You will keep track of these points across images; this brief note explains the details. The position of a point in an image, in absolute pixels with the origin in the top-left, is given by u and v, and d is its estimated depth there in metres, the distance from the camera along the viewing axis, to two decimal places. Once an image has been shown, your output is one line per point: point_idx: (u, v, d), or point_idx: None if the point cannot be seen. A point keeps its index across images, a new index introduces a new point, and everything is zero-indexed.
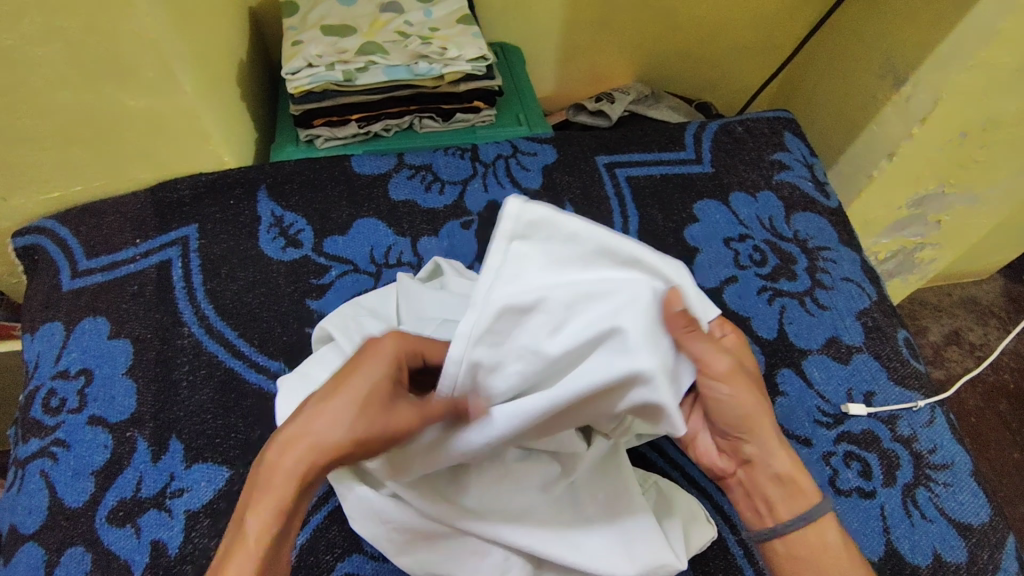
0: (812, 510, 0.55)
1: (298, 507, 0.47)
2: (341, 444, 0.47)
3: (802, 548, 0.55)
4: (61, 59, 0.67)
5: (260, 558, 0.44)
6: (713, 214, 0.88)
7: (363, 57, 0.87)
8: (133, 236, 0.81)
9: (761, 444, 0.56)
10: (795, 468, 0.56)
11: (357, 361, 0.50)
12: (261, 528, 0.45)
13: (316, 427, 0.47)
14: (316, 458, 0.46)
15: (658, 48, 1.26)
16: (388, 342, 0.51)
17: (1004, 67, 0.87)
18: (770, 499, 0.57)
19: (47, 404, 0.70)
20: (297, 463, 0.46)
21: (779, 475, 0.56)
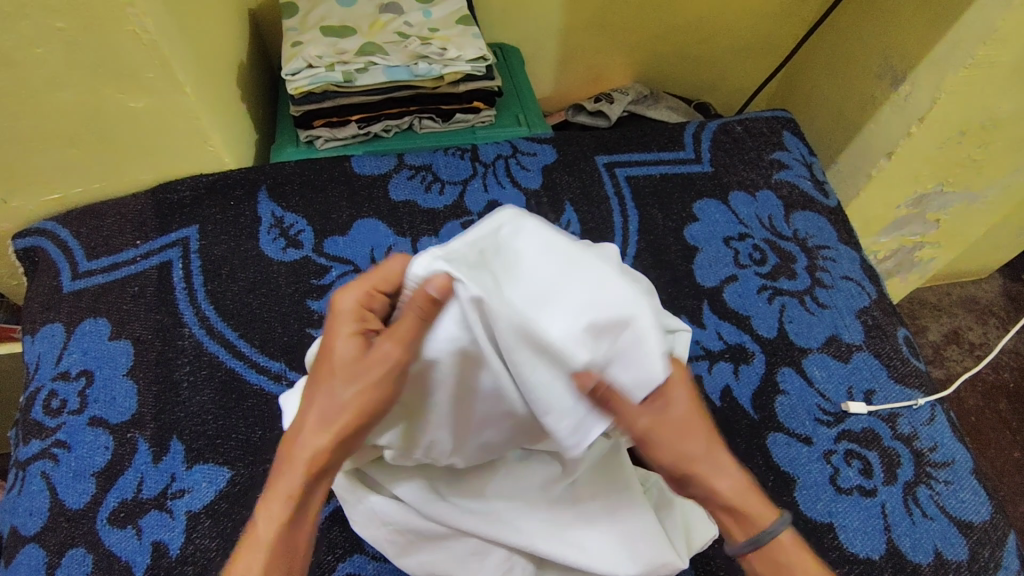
0: (762, 535, 0.53)
1: (315, 489, 0.51)
2: (339, 417, 0.49)
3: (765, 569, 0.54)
4: (62, 60, 0.67)
5: (277, 536, 0.49)
6: (713, 213, 0.88)
7: (363, 57, 0.87)
8: (134, 238, 0.81)
9: (698, 479, 0.53)
10: (737, 496, 0.53)
11: (328, 329, 0.53)
12: (277, 512, 0.50)
13: (312, 411, 0.50)
14: (319, 439, 0.50)
15: (657, 49, 1.26)
16: (345, 299, 0.53)
17: (1003, 66, 0.87)
18: (723, 524, 0.54)
19: (47, 405, 0.70)
20: (303, 449, 0.50)
21: (725, 503, 0.53)
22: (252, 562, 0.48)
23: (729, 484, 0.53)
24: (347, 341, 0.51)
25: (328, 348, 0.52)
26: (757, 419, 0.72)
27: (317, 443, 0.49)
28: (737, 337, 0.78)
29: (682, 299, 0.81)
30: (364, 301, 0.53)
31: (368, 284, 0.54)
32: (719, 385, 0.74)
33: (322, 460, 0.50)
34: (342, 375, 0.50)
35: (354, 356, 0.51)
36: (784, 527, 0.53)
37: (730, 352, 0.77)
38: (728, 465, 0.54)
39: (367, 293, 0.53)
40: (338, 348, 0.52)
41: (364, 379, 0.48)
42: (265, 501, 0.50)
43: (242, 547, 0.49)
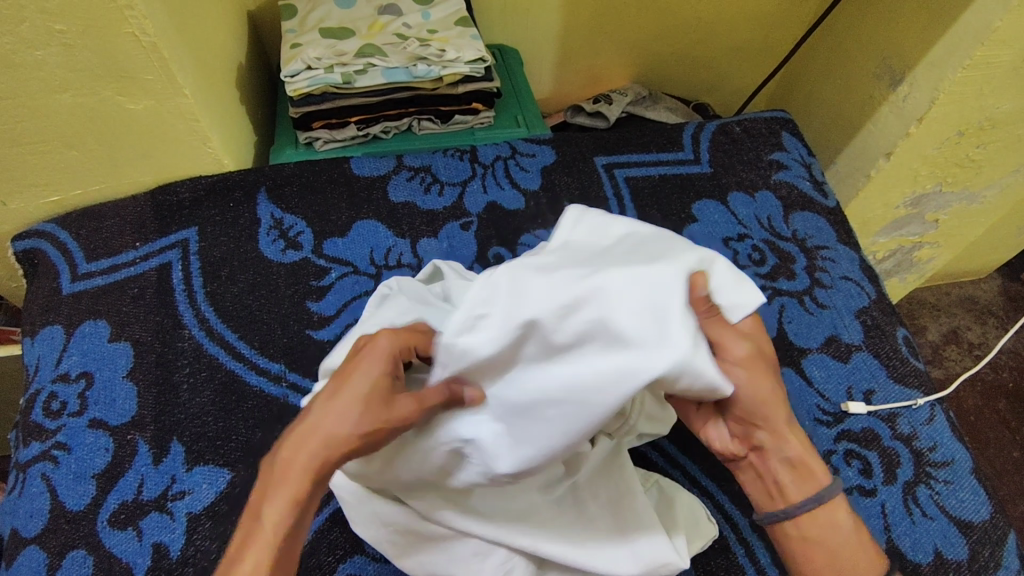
0: (823, 492, 0.55)
1: (315, 500, 0.49)
2: (353, 441, 0.49)
3: (817, 529, 0.56)
4: (61, 62, 0.67)
5: (282, 542, 0.47)
6: (712, 214, 0.88)
7: (362, 59, 0.88)
8: (133, 240, 0.81)
9: (773, 429, 0.56)
10: (806, 450, 0.56)
11: (356, 360, 0.53)
12: (282, 516, 0.47)
13: (327, 424, 0.49)
14: (331, 454, 0.48)
15: (656, 50, 1.27)
16: (383, 340, 0.54)
17: (1000, 66, 0.87)
18: (782, 482, 0.56)
19: (47, 407, 0.70)
20: (313, 459, 0.48)
21: (791, 458, 0.56)
22: (261, 560, 0.46)
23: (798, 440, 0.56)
24: (379, 373, 0.51)
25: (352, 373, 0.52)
26: None
27: (325, 458, 0.48)
28: None
29: None
30: (401, 347, 0.54)
31: (408, 337, 0.55)
32: None
33: (329, 471, 0.49)
34: (362, 400, 0.49)
35: (381, 388, 0.50)
36: (838, 489, 0.56)
37: None
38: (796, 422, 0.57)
39: (402, 342, 0.55)
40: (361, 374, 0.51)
41: (385, 420, 0.49)
42: (269, 500, 0.48)
43: (249, 542, 0.47)
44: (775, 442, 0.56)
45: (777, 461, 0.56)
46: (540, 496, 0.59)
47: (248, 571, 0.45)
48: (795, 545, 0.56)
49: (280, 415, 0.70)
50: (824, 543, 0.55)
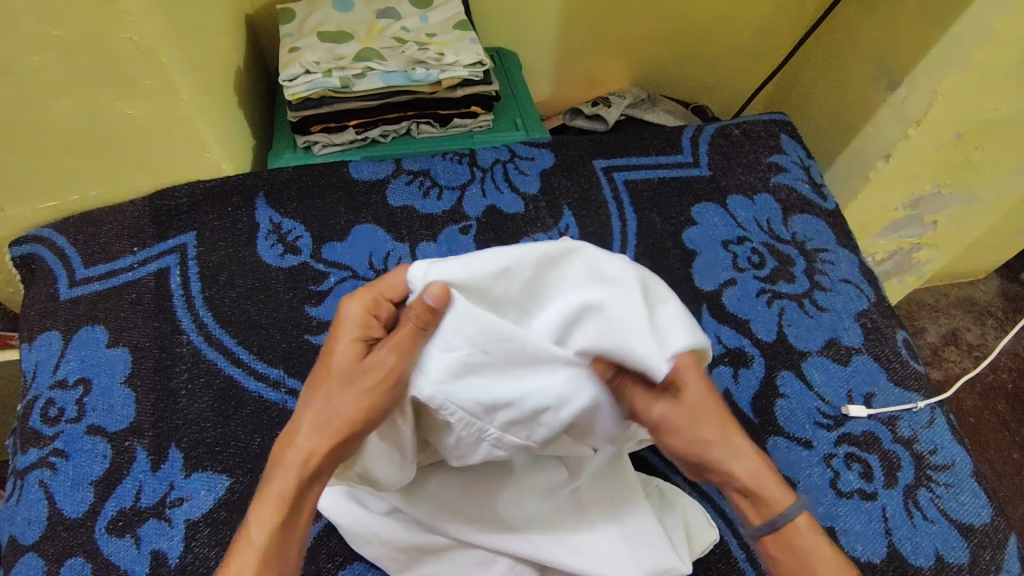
0: (778, 518, 0.52)
1: (307, 495, 0.52)
2: (333, 423, 0.51)
3: (778, 554, 0.53)
4: (58, 67, 0.67)
5: (272, 537, 0.50)
6: (711, 217, 0.88)
7: (361, 63, 0.87)
8: (131, 245, 0.81)
9: (713, 465, 0.54)
10: (755, 478, 0.53)
11: (332, 337, 0.56)
12: (272, 514, 0.50)
13: (311, 412, 0.53)
14: (314, 444, 0.51)
15: (655, 52, 1.26)
16: (350, 306, 0.57)
17: (999, 68, 0.88)
18: (739, 508, 0.55)
19: (45, 414, 0.70)
20: (299, 453, 0.51)
21: (741, 488, 0.53)
22: (245, 562, 0.49)
23: (746, 468, 0.53)
24: (348, 345, 0.55)
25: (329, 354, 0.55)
26: (756, 423, 0.72)
27: (310, 448, 0.51)
28: (737, 341, 0.78)
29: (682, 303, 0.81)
30: (368, 308, 0.57)
31: (374, 292, 0.58)
32: (719, 389, 0.74)
33: (313, 465, 0.51)
34: (340, 381, 0.53)
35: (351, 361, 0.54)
36: (801, 512, 0.53)
37: (730, 356, 0.77)
38: (744, 446, 0.54)
39: (368, 303, 0.57)
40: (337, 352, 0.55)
41: (359, 386, 0.51)
42: (259, 503, 0.51)
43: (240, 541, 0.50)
44: (718, 472, 0.54)
45: (730, 492, 0.54)
46: (541, 501, 0.59)
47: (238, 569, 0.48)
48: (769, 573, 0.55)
49: (279, 420, 0.70)
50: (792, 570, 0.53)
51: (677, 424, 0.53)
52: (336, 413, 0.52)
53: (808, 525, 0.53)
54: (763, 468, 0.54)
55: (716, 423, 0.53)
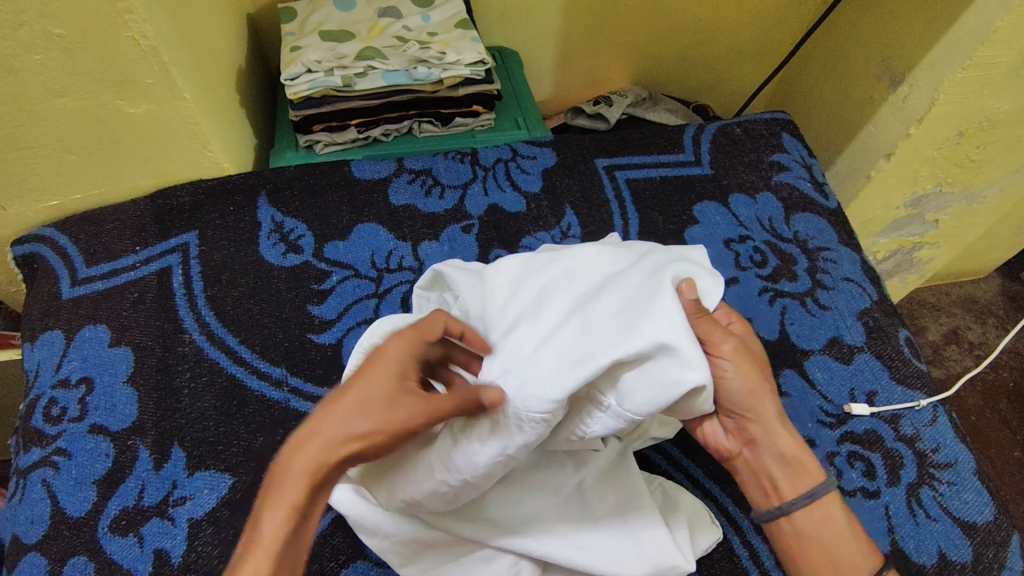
0: (818, 488, 0.55)
1: (313, 514, 0.46)
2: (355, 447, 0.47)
3: (807, 526, 0.55)
4: (60, 67, 0.67)
5: (279, 552, 0.43)
6: (713, 215, 0.88)
7: (363, 61, 0.87)
8: (133, 244, 0.81)
9: (763, 425, 0.56)
10: (798, 449, 0.56)
11: (365, 364, 0.51)
12: (280, 526, 0.44)
13: (331, 423, 0.47)
14: (332, 462, 0.46)
15: (655, 51, 1.26)
16: (395, 342, 0.52)
17: (1000, 67, 0.88)
18: (775, 478, 0.56)
19: (47, 413, 0.70)
20: (314, 464, 0.45)
21: (785, 455, 0.56)
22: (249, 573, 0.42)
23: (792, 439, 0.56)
24: (390, 375, 0.50)
25: (362, 375, 0.50)
26: None
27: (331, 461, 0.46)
28: None
29: None
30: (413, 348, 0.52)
31: (420, 332, 0.53)
32: None
33: (326, 477, 0.46)
34: (369, 402, 0.48)
35: (388, 392, 0.49)
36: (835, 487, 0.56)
37: None
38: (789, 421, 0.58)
39: (416, 342, 0.53)
40: (366, 377, 0.49)
41: (389, 422, 0.48)
42: (266, 509, 0.44)
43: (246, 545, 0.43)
44: (767, 436, 0.56)
45: (770, 457, 0.56)
46: (546, 498, 0.60)
47: None
48: (790, 544, 0.56)
49: (282, 419, 0.70)
50: (819, 539, 0.55)
51: (737, 389, 0.56)
52: (356, 438, 0.47)
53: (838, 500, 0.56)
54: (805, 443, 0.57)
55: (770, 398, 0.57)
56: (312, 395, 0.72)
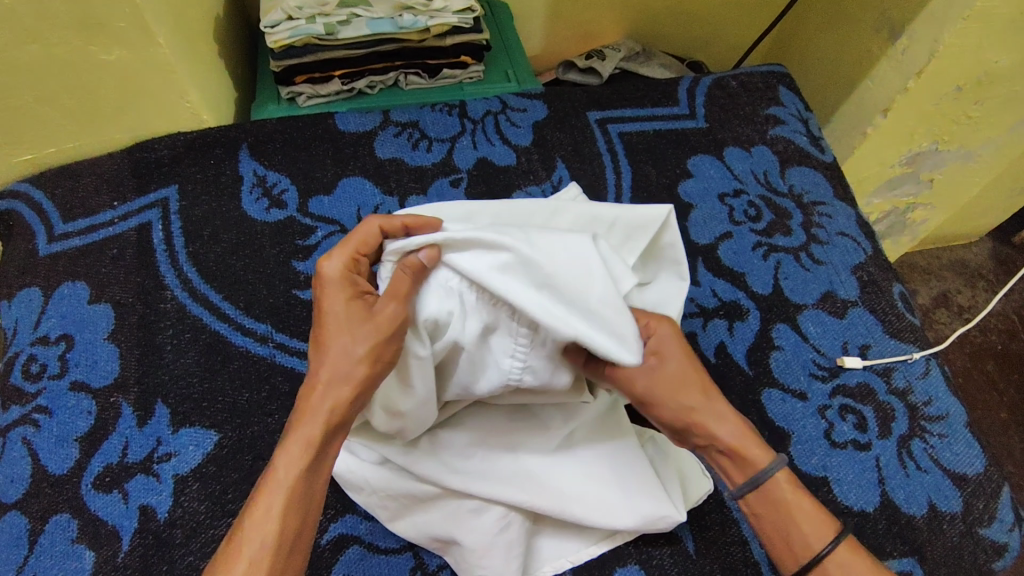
0: (761, 475, 0.53)
1: (331, 444, 0.50)
2: (355, 370, 0.50)
3: (762, 508, 0.54)
4: (27, 10, 0.64)
5: (299, 480, 0.48)
6: (706, 169, 0.86)
7: (345, 9, 0.84)
8: (111, 199, 0.78)
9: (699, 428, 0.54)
10: (736, 440, 0.54)
11: (317, 299, 0.53)
12: (297, 458, 0.48)
13: (332, 356, 0.50)
14: (335, 393, 0.50)
15: (649, 4, 1.23)
16: (328, 265, 0.54)
17: (1001, 17, 0.86)
18: (722, 466, 0.55)
19: (27, 370, 0.68)
20: (320, 401, 0.50)
21: (725, 450, 0.54)
22: (272, 503, 0.47)
23: (728, 431, 0.54)
24: (344, 300, 0.52)
25: (320, 311, 0.52)
26: (751, 375, 0.72)
27: (337, 398, 0.50)
28: (732, 294, 0.77)
29: None
30: (349, 266, 0.54)
31: (349, 248, 0.55)
32: (713, 341, 0.73)
33: (342, 413, 0.50)
34: (345, 329, 0.51)
35: (353, 314, 0.52)
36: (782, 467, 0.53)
37: (725, 309, 0.76)
38: (727, 411, 0.55)
39: (349, 259, 0.55)
40: (329, 309, 0.52)
41: (368, 329, 0.50)
42: (282, 446, 0.49)
43: (264, 485, 0.47)
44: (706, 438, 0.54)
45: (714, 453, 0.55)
46: (536, 445, 0.60)
47: (261, 513, 0.46)
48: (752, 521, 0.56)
49: (268, 374, 0.69)
50: (774, 520, 0.54)
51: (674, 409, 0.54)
52: (362, 362, 0.50)
53: (787, 479, 0.54)
54: (746, 431, 0.54)
55: (697, 389, 0.54)
56: (299, 350, 0.71)
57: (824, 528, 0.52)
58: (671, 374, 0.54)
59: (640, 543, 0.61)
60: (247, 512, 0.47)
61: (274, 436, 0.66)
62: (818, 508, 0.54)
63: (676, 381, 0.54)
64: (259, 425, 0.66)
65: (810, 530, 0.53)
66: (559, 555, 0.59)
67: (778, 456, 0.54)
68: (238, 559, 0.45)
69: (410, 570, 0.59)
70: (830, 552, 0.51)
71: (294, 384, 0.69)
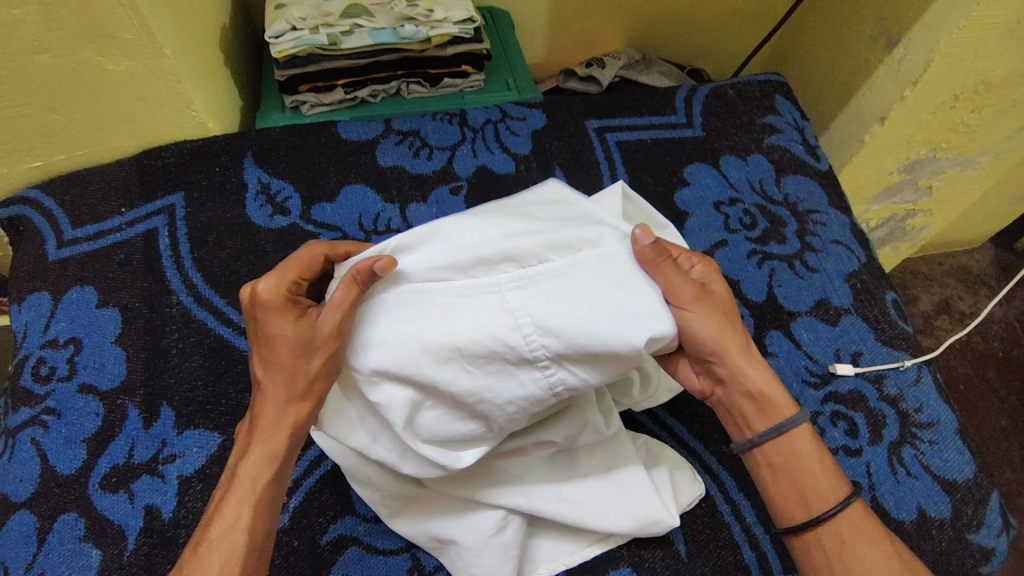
0: (786, 422, 0.57)
1: (293, 453, 0.53)
2: (309, 384, 0.51)
3: (779, 459, 0.57)
4: (38, 22, 0.66)
5: (264, 489, 0.51)
6: (703, 178, 0.88)
7: (348, 20, 0.86)
8: (119, 205, 0.80)
9: (730, 358, 0.57)
10: (765, 383, 0.58)
11: (259, 322, 0.52)
12: (260, 469, 0.51)
13: (283, 373, 0.51)
14: (294, 408, 0.52)
15: (649, 13, 1.24)
16: (266, 287, 0.52)
17: (996, 27, 0.87)
18: (746, 416, 0.59)
19: (36, 372, 0.70)
20: (279, 417, 0.52)
21: (753, 391, 0.58)
22: (240, 512, 0.50)
23: (757, 374, 0.58)
24: (291, 322, 0.51)
25: (266, 335, 0.52)
26: None
27: (295, 411, 0.52)
28: None
29: None
30: (290, 289, 0.54)
31: (289, 271, 0.55)
32: None
33: (301, 422, 0.52)
34: (292, 347, 0.51)
35: (300, 331, 0.51)
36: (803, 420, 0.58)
37: None
38: (758, 357, 0.59)
39: (290, 281, 0.54)
40: (275, 330, 0.52)
41: (316, 347, 0.50)
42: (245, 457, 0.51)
43: (229, 496, 0.50)
44: (735, 375, 0.58)
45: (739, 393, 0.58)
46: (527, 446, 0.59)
47: (229, 521, 0.49)
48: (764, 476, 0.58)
49: None
50: (790, 472, 0.57)
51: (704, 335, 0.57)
52: (313, 377, 0.51)
53: (807, 434, 0.58)
54: (772, 380, 0.58)
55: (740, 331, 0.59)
56: None
57: (837, 488, 0.56)
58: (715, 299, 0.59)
59: (633, 545, 0.62)
60: (216, 521, 0.49)
61: None
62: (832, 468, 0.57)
63: (721, 308, 0.59)
64: None
65: (825, 485, 0.56)
66: (554, 557, 0.61)
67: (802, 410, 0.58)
68: (209, 566, 0.48)
69: (407, 571, 0.60)
70: (838, 512, 0.55)
71: None
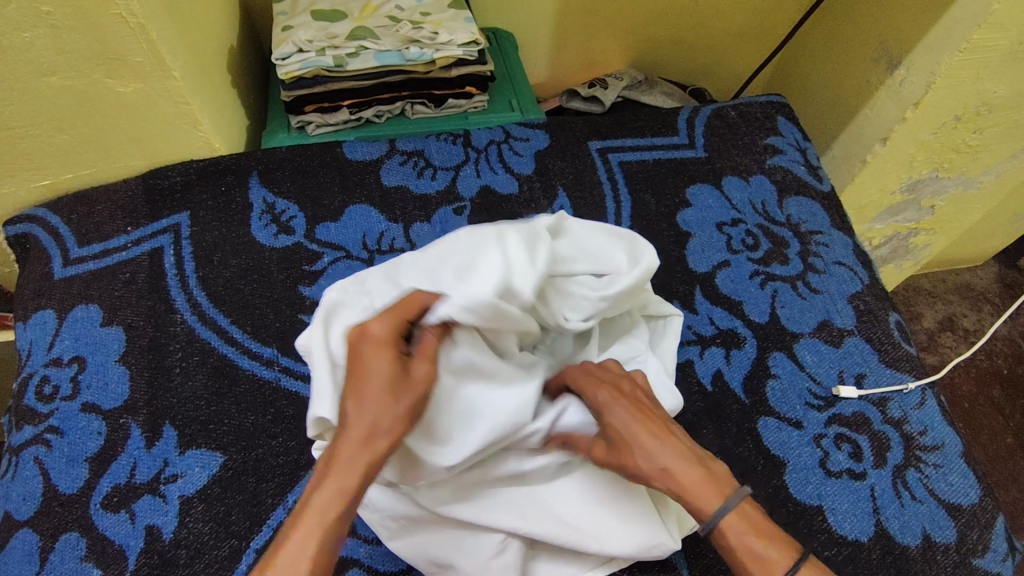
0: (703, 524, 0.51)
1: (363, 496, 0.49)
2: (398, 429, 0.49)
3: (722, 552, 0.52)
4: (49, 45, 0.67)
5: (331, 526, 0.46)
6: (705, 199, 0.88)
7: (354, 42, 0.87)
8: (125, 224, 0.81)
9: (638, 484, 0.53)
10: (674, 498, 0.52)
11: (360, 359, 0.51)
12: (330, 507, 0.47)
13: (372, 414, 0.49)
14: (374, 451, 0.48)
15: (652, 34, 1.25)
16: (376, 325, 0.52)
17: (998, 50, 0.87)
18: None
19: (40, 392, 0.70)
20: (358, 458, 0.48)
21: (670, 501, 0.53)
22: (303, 543, 0.46)
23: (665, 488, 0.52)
24: (391, 360, 0.50)
25: (363, 369, 0.50)
26: (747, 404, 0.72)
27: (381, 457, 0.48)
28: (729, 322, 0.78)
29: (675, 285, 0.80)
30: (398, 330, 0.52)
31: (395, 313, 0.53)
32: (710, 369, 0.74)
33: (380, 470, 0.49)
34: (389, 389, 0.50)
35: (397, 375, 0.50)
36: (724, 514, 0.50)
37: (722, 337, 0.77)
38: (665, 469, 0.52)
39: (393, 322, 0.52)
40: (374, 368, 0.50)
41: (409, 392, 0.50)
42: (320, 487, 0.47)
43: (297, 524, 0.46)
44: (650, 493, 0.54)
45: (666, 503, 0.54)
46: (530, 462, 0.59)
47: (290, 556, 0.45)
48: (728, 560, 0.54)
49: (273, 398, 0.71)
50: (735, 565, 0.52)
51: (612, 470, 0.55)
52: (402, 419, 0.49)
53: (737, 522, 0.50)
54: (688, 483, 0.52)
55: (636, 452, 0.53)
56: (303, 374, 0.73)
57: (777, 563, 0.50)
58: (611, 436, 0.55)
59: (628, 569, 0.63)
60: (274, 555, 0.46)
61: (277, 459, 0.67)
62: (770, 540, 0.50)
63: (617, 441, 0.54)
64: (263, 448, 0.67)
65: (756, 570, 0.50)
66: None
67: (726, 500, 0.51)
68: None
69: None
70: None
71: (298, 408, 0.70)
